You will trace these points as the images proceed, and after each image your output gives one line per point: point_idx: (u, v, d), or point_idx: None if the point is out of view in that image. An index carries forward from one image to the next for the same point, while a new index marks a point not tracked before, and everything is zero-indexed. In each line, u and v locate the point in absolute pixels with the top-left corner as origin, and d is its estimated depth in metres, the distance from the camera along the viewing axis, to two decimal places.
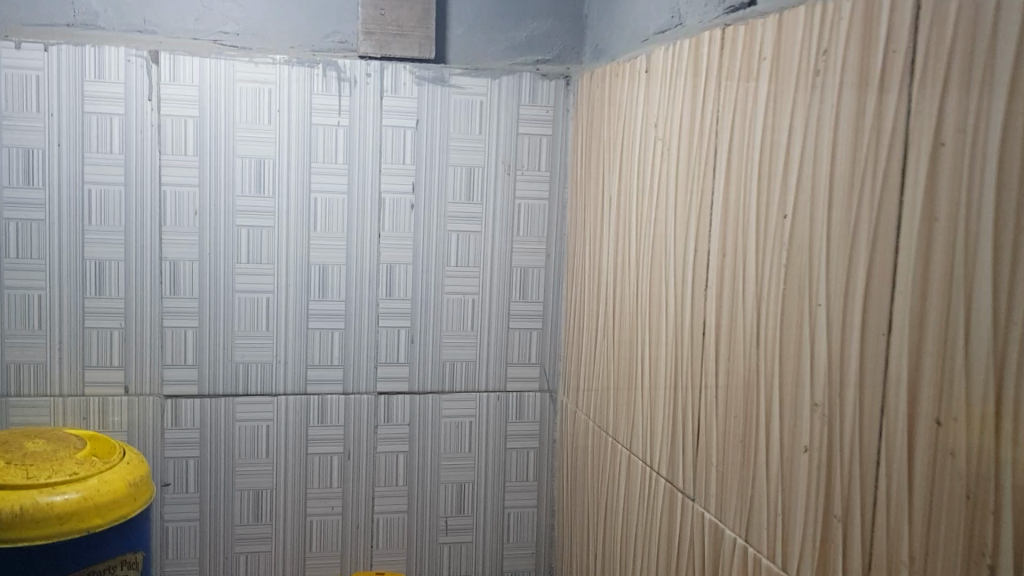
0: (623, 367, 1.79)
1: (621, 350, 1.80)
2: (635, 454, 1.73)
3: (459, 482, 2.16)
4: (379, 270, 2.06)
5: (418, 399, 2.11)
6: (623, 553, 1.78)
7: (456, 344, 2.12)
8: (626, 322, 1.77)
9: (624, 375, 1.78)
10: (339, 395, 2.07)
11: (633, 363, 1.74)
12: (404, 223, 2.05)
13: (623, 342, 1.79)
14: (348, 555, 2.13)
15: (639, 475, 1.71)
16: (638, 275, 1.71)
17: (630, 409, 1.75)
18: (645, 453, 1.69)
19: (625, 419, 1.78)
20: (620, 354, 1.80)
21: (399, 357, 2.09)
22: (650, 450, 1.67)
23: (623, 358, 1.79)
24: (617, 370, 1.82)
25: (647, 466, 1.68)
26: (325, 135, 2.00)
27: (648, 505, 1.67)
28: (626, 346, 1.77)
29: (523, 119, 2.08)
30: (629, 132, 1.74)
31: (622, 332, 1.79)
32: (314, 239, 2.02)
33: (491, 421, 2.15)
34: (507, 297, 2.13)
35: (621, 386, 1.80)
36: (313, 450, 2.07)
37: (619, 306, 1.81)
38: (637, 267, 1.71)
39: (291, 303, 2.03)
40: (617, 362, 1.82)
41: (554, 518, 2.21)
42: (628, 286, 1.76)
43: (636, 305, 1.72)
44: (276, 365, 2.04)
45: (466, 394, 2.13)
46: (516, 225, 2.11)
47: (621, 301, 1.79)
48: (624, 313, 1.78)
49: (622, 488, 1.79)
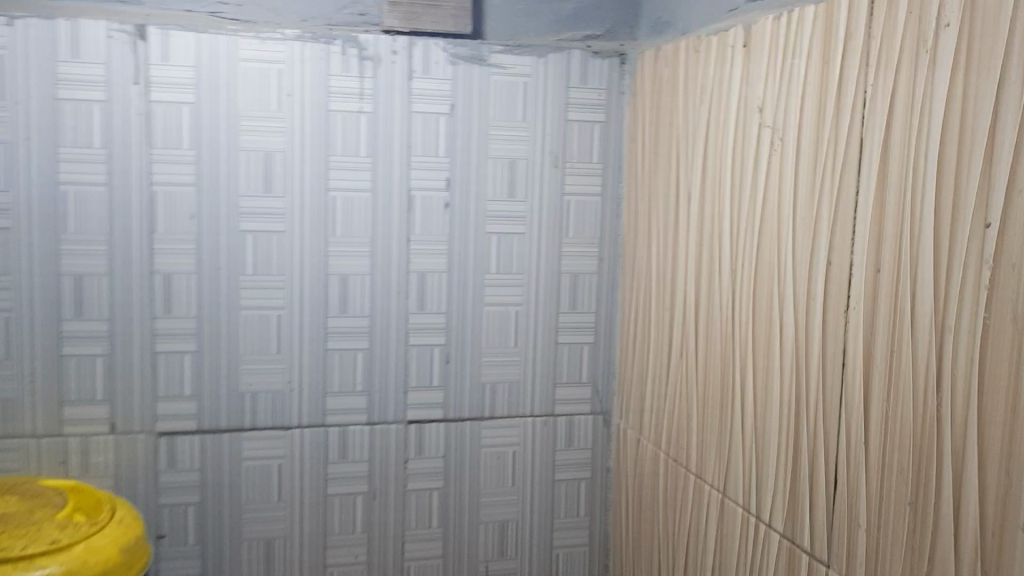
0: (714, 394, 1.50)
1: (711, 375, 1.51)
2: (731, 497, 1.45)
3: (501, 521, 1.88)
4: (408, 280, 1.77)
5: (455, 427, 1.83)
6: None
7: (497, 363, 1.84)
8: (716, 342, 1.49)
9: (716, 404, 1.49)
10: (363, 426, 1.78)
11: (730, 391, 1.45)
12: (436, 224, 1.77)
13: (711, 366, 1.51)
14: None
15: (739, 526, 1.42)
16: (736, 288, 1.43)
17: (726, 445, 1.47)
18: (746, 498, 1.41)
19: (718, 456, 1.49)
20: (710, 380, 1.51)
21: (433, 380, 1.81)
22: (756, 496, 1.38)
23: (713, 384, 1.51)
24: (706, 397, 1.53)
25: (749, 513, 1.40)
26: (344, 123, 1.71)
27: (754, 563, 1.38)
28: (718, 370, 1.49)
29: (572, 103, 1.82)
30: (718, 118, 1.47)
31: (712, 352, 1.51)
32: (333, 244, 1.73)
33: (536, 450, 1.88)
34: (554, 307, 1.86)
35: (710, 415, 1.51)
36: (333, 491, 1.78)
37: (706, 323, 1.52)
38: (735, 277, 1.43)
39: (306, 321, 1.74)
40: (704, 388, 1.53)
41: (609, 558, 1.94)
42: (720, 301, 1.47)
43: (733, 324, 1.44)
44: (289, 394, 1.75)
45: (509, 421, 1.86)
46: (565, 226, 1.84)
47: (710, 318, 1.51)
48: (715, 331, 1.49)
49: (714, 541, 1.50)
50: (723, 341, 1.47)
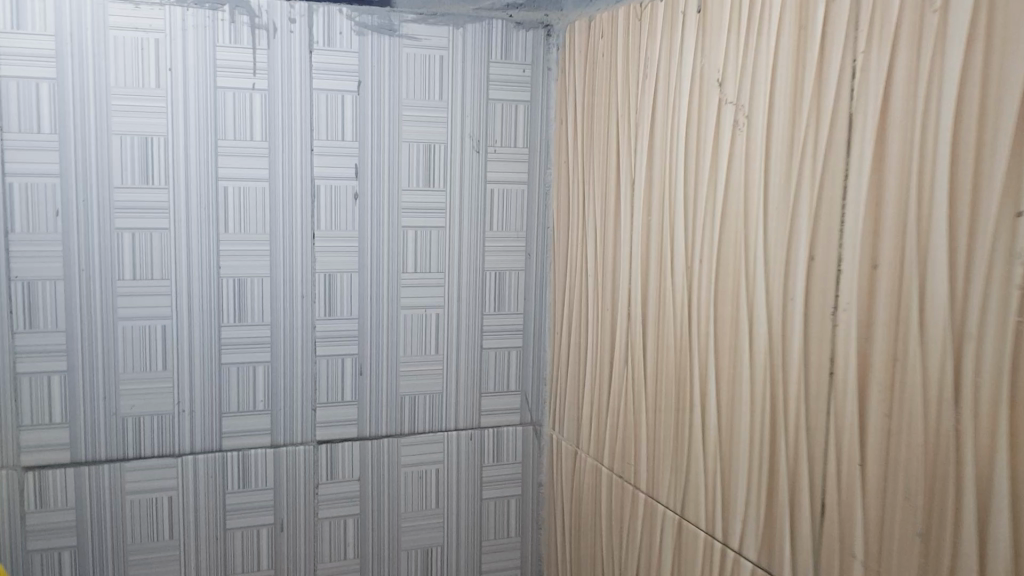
0: (671, 403, 1.34)
1: (666, 381, 1.36)
2: (690, 517, 1.30)
3: (424, 546, 1.71)
4: (315, 282, 1.57)
5: (371, 445, 1.64)
6: None
7: (415, 373, 1.67)
8: (672, 345, 1.34)
9: (674, 415, 1.34)
10: (266, 449, 1.57)
11: (691, 400, 1.29)
12: (344, 219, 1.57)
13: (667, 372, 1.35)
14: None
15: (701, 550, 1.27)
16: (695, 285, 1.27)
17: (684, 460, 1.31)
18: (709, 520, 1.25)
19: (674, 471, 1.33)
20: (665, 386, 1.36)
21: (344, 395, 1.61)
22: (723, 518, 1.22)
23: (668, 391, 1.35)
24: (660, 407, 1.37)
25: (713, 537, 1.24)
26: (235, 104, 1.48)
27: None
28: (674, 377, 1.34)
29: (494, 81, 1.63)
30: (668, 94, 1.31)
31: (667, 357, 1.35)
32: (225, 242, 1.51)
33: (461, 467, 1.71)
34: (479, 309, 1.69)
35: (666, 425, 1.36)
36: (233, 524, 1.57)
37: (660, 324, 1.37)
38: (693, 273, 1.27)
39: (196, 332, 1.51)
40: (657, 394, 1.38)
41: None
42: (676, 300, 1.32)
43: (692, 325, 1.28)
44: (179, 416, 1.52)
45: (430, 437, 1.68)
46: (488, 218, 1.67)
47: (666, 318, 1.35)
48: (670, 333, 1.34)
49: (670, 563, 1.34)
50: (681, 345, 1.32)
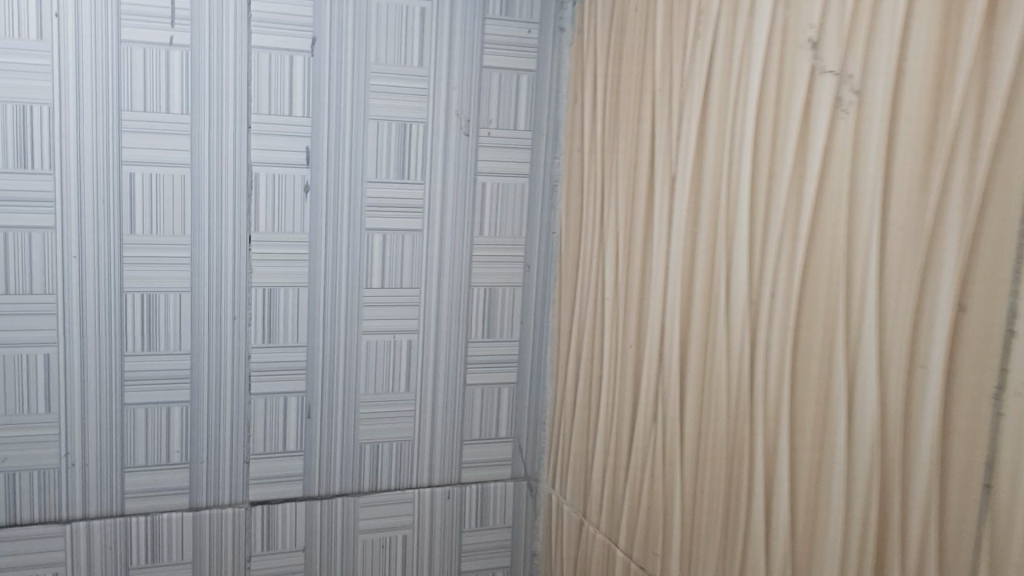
0: (721, 491, 0.99)
1: (714, 459, 1.00)
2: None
3: None
4: (250, 299, 1.21)
5: (321, 505, 1.30)
6: None
7: (381, 416, 1.32)
8: (723, 412, 0.99)
9: (724, 508, 0.99)
10: (183, 512, 1.22)
11: (750, 493, 0.94)
12: (291, 219, 1.21)
13: (715, 448, 1.00)
14: None
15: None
16: (761, 335, 0.92)
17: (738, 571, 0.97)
18: None
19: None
20: (712, 465, 1.01)
21: (287, 443, 1.27)
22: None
23: (716, 474, 1.00)
24: (704, 492, 1.02)
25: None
26: (147, 63, 1.11)
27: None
28: (725, 456, 0.99)
29: (490, 46, 1.27)
30: (731, 63, 0.95)
31: (717, 427, 1.00)
32: (130, 246, 1.14)
33: (433, 533, 1.38)
34: (462, 337, 1.35)
35: (713, 521, 1.01)
36: None
37: (708, 380, 1.01)
38: (759, 318, 0.92)
39: (91, 363, 1.15)
40: (700, 475, 1.03)
41: None
42: (731, 353, 0.97)
43: (752, 391, 0.94)
44: (67, 471, 1.16)
45: (398, 495, 1.35)
46: (478, 222, 1.32)
47: (716, 374, 1.00)
48: (721, 396, 0.99)
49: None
50: (735, 415, 0.97)
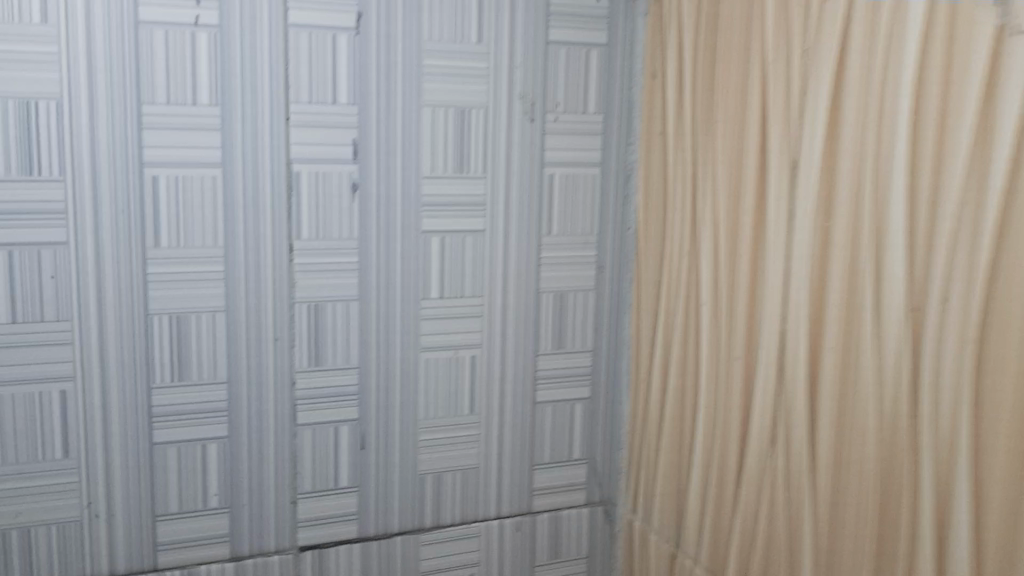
0: (870, 537, 0.83)
1: (862, 500, 0.84)
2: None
3: None
4: (293, 317, 1.05)
5: (379, 546, 1.14)
6: None
7: (442, 443, 1.16)
8: (875, 443, 0.82)
9: (875, 557, 0.82)
10: (225, 563, 1.06)
11: (913, 545, 0.78)
12: (337, 223, 1.05)
13: (865, 487, 0.83)
14: None
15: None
16: (930, 352, 0.75)
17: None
18: None
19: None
20: (858, 506, 0.84)
21: (339, 479, 1.11)
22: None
23: (863, 517, 0.83)
24: (846, 536, 0.86)
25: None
26: (169, 48, 0.95)
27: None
28: (876, 496, 0.82)
29: (556, 18, 1.11)
30: (875, 19, 0.79)
31: (866, 462, 0.83)
32: (156, 261, 0.98)
33: (503, 571, 1.23)
34: (530, 349, 1.19)
35: (862, 574, 0.84)
36: None
37: (851, 403, 0.84)
38: (927, 331, 0.76)
39: (114, 398, 0.99)
40: (840, 517, 0.87)
41: None
42: (885, 371, 0.80)
43: (918, 419, 0.77)
44: (91, 524, 1.00)
45: (463, 530, 1.19)
46: (546, 219, 1.16)
47: (862, 396, 0.83)
48: (871, 423, 0.82)
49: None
50: (891, 449, 0.80)
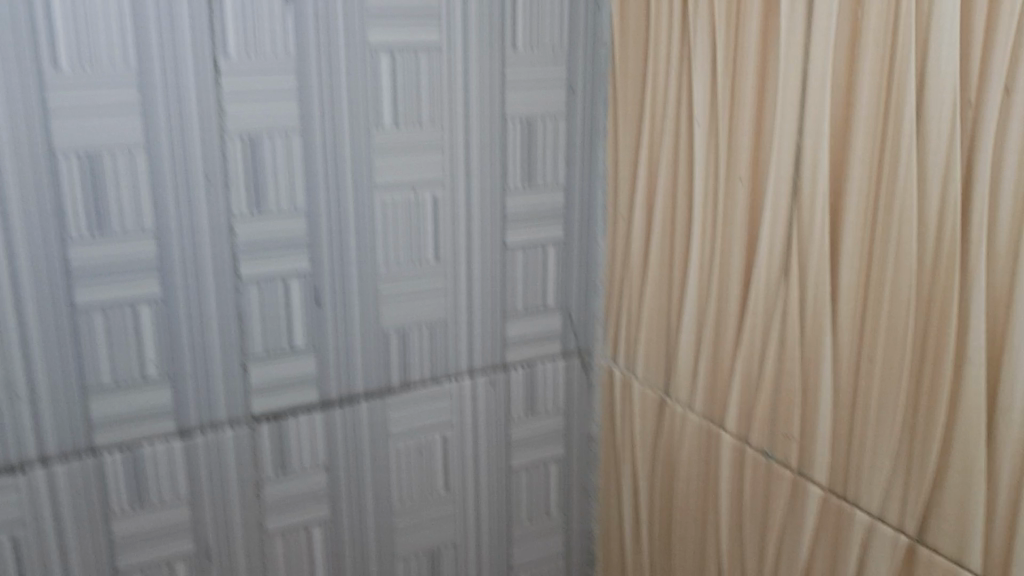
0: (907, 359, 0.75)
1: (898, 319, 0.76)
2: (948, 560, 0.75)
3: (432, 550, 1.15)
4: (226, 156, 0.90)
5: (342, 413, 1.03)
6: None
7: (405, 296, 1.04)
8: (914, 254, 0.73)
9: (912, 380, 0.75)
10: (171, 439, 0.94)
11: (961, 363, 0.71)
12: (270, 41, 0.89)
13: (901, 305, 0.75)
14: None
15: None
16: (989, 145, 0.67)
17: (937, 467, 0.74)
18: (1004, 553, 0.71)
19: (906, 490, 0.77)
20: (891, 327, 0.76)
21: (293, 341, 0.98)
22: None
23: (898, 338, 0.76)
24: (877, 361, 0.78)
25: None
26: None
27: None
28: (915, 315, 0.74)
29: None
30: None
31: (904, 276, 0.74)
32: (58, 91, 0.82)
33: (477, 431, 1.13)
34: (497, 187, 1.06)
35: (896, 401, 0.77)
36: (129, 562, 0.95)
37: (886, 212, 0.75)
38: (987, 115, 0.67)
39: (24, 259, 0.84)
40: (870, 341, 0.78)
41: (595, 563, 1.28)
42: (930, 173, 0.71)
43: (969, 223, 0.69)
44: (12, 405, 0.86)
45: (434, 392, 1.08)
46: (509, 34, 1.02)
47: (899, 204, 0.74)
48: (911, 231, 0.73)
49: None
50: (937, 258, 0.72)
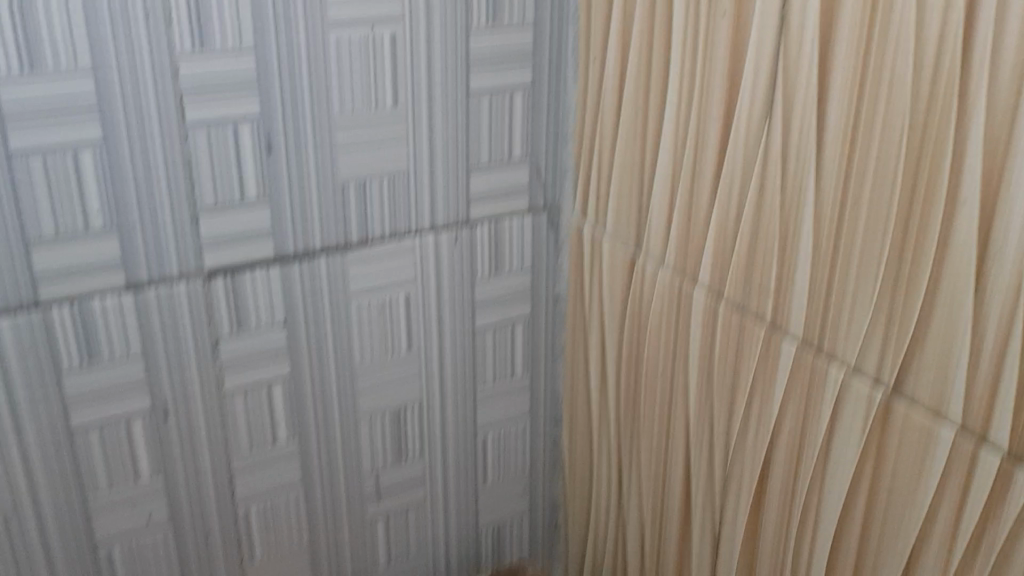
0: (893, 205, 0.72)
1: (887, 162, 0.72)
2: (924, 412, 0.73)
3: (396, 409, 1.13)
4: None
5: (301, 268, 0.99)
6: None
7: (363, 145, 0.98)
8: (907, 93, 0.69)
9: (898, 228, 0.72)
10: (121, 294, 0.90)
11: (951, 208, 0.68)
12: None
13: (890, 147, 0.71)
14: None
15: (953, 478, 0.72)
16: None
17: (919, 318, 0.72)
18: (983, 403, 0.69)
19: (886, 341, 0.75)
20: (880, 171, 0.73)
21: (246, 190, 0.93)
22: (1010, 443, 0.67)
23: (886, 182, 0.72)
24: (861, 209, 0.75)
25: (981, 461, 0.69)
26: None
27: (980, 541, 0.71)
28: (904, 158, 0.70)
29: None
30: None
31: (895, 116, 0.70)
32: None
33: (442, 289, 1.10)
34: (461, 29, 1.00)
35: (880, 249, 0.74)
36: (83, 417, 0.92)
37: (880, 46, 0.71)
38: None
39: None
40: (855, 186, 0.75)
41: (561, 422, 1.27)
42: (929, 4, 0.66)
43: (969, 54, 0.64)
44: None
45: (395, 248, 1.04)
46: None
47: (895, 37, 0.69)
48: (905, 68, 0.69)
49: (864, 477, 0.80)
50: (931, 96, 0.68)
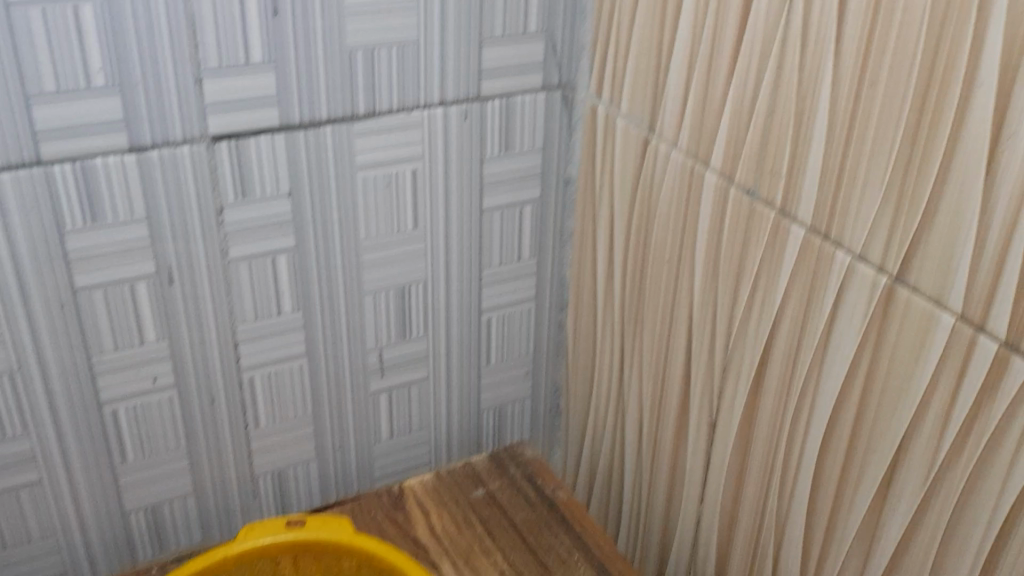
0: (912, 87, 0.70)
1: (909, 41, 0.69)
2: (926, 300, 0.72)
3: (400, 285, 1.13)
4: None
5: (305, 137, 0.97)
6: (830, 465, 0.86)
7: (371, 11, 0.95)
8: None
9: (915, 111, 0.70)
10: (123, 155, 0.89)
11: (969, 91, 0.65)
12: None
13: (913, 25, 0.68)
14: (203, 448, 1.08)
15: (949, 367, 0.72)
16: None
17: (929, 205, 0.70)
18: (985, 293, 0.68)
19: (893, 228, 0.74)
20: (901, 50, 0.70)
21: (250, 54, 0.91)
22: (1008, 333, 0.67)
23: (906, 61, 0.70)
24: (879, 91, 0.72)
25: (978, 350, 0.69)
26: None
27: (970, 430, 0.71)
28: (926, 37, 0.68)
29: None
30: None
31: None
32: None
33: (448, 165, 1.08)
34: None
35: (895, 132, 0.72)
36: (88, 278, 0.93)
37: None
38: None
39: None
40: (874, 66, 0.72)
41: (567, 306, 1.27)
42: None
43: None
44: None
45: (402, 120, 1.02)
46: None
47: None
48: None
49: (863, 365, 0.80)
50: None
